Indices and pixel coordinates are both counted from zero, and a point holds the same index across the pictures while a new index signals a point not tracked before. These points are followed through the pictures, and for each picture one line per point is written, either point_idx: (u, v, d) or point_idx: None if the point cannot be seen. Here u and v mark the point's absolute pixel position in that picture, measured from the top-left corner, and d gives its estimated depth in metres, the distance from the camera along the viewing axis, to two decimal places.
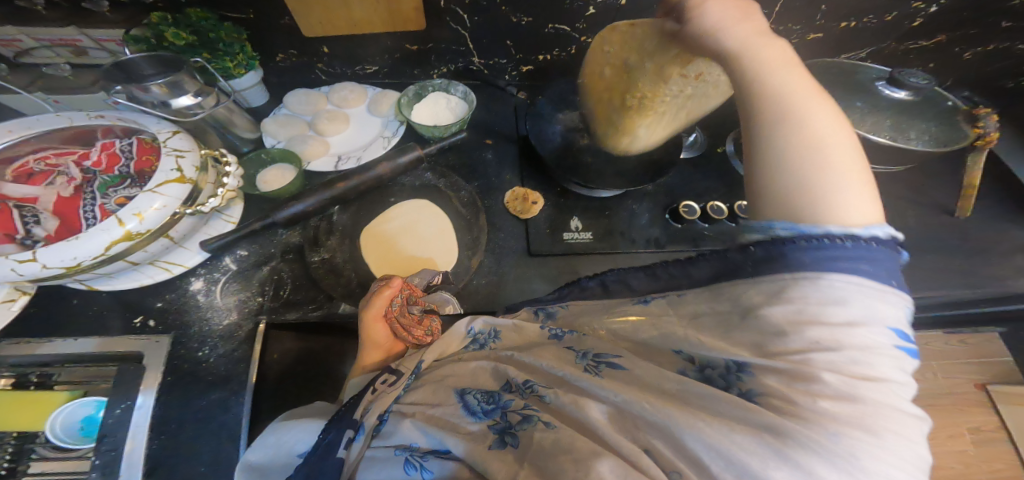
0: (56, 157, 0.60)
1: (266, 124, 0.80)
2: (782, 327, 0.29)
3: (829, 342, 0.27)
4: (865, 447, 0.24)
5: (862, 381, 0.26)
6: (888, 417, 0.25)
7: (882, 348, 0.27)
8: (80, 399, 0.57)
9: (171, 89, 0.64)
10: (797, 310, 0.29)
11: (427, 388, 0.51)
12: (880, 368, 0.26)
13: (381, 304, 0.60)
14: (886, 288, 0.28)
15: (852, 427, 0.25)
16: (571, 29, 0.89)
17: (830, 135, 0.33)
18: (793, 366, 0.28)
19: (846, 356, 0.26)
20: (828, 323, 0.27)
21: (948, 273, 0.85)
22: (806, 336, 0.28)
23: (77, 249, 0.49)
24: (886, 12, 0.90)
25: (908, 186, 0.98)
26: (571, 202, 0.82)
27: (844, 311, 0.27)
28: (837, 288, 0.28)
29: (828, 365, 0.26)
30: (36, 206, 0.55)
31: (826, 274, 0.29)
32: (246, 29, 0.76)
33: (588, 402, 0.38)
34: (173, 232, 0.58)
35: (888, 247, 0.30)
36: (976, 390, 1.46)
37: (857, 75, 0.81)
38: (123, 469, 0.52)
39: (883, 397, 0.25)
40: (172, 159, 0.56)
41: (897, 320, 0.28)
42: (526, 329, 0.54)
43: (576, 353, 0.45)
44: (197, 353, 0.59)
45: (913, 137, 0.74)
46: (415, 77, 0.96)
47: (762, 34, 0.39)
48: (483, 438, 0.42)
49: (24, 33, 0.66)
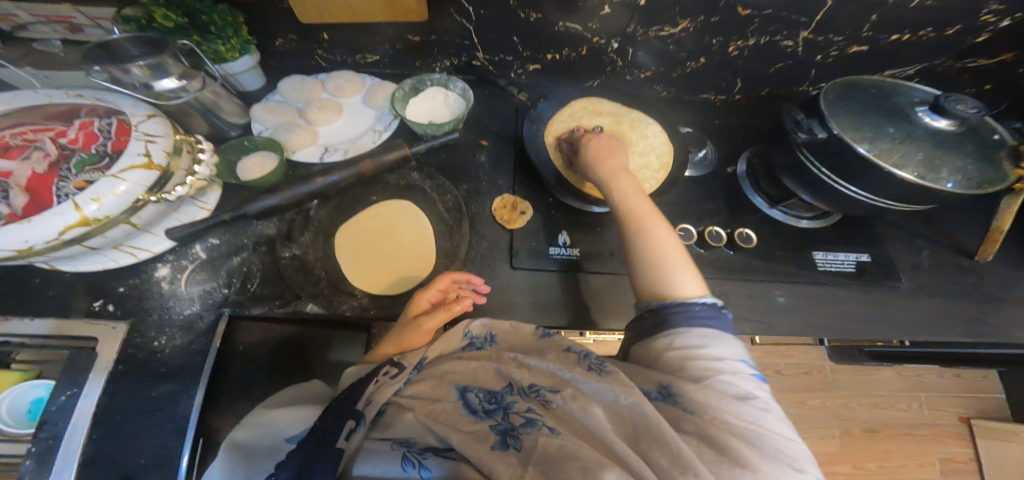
0: (33, 132, 0.55)
1: (255, 109, 0.78)
2: (687, 365, 0.45)
3: (714, 370, 0.44)
4: (764, 440, 0.38)
5: (737, 394, 0.42)
6: (765, 419, 0.40)
7: (744, 373, 0.44)
8: (30, 382, 0.62)
9: (153, 71, 0.62)
10: (686, 351, 0.46)
11: (429, 383, 0.54)
12: (747, 387, 0.43)
13: (440, 318, 0.60)
14: (724, 335, 0.48)
15: (750, 430, 0.39)
16: (583, 29, 0.83)
17: (668, 244, 0.58)
18: (704, 389, 0.42)
19: (728, 377, 0.43)
20: (706, 359, 0.45)
21: (952, 320, 0.80)
22: (696, 365, 0.45)
23: (28, 233, 0.48)
24: (946, 25, 0.81)
25: (929, 222, 0.91)
26: (562, 215, 0.78)
27: (711, 353, 0.46)
28: (700, 338, 0.47)
29: (720, 380, 0.43)
30: (8, 181, 0.51)
31: (693, 330, 0.48)
32: (241, 11, 0.72)
33: (593, 408, 0.44)
34: (136, 218, 0.57)
35: (716, 312, 0.51)
36: (959, 422, 1.41)
37: (894, 97, 0.73)
38: (58, 456, 0.53)
39: (760, 408, 0.41)
40: (141, 144, 0.55)
41: (738, 354, 0.46)
42: (518, 330, 0.60)
43: (580, 355, 0.53)
44: (151, 343, 0.60)
45: (943, 175, 0.63)
46: (416, 68, 0.92)
47: (624, 177, 0.68)
48: (486, 438, 0.45)
49: (18, 9, 0.64)
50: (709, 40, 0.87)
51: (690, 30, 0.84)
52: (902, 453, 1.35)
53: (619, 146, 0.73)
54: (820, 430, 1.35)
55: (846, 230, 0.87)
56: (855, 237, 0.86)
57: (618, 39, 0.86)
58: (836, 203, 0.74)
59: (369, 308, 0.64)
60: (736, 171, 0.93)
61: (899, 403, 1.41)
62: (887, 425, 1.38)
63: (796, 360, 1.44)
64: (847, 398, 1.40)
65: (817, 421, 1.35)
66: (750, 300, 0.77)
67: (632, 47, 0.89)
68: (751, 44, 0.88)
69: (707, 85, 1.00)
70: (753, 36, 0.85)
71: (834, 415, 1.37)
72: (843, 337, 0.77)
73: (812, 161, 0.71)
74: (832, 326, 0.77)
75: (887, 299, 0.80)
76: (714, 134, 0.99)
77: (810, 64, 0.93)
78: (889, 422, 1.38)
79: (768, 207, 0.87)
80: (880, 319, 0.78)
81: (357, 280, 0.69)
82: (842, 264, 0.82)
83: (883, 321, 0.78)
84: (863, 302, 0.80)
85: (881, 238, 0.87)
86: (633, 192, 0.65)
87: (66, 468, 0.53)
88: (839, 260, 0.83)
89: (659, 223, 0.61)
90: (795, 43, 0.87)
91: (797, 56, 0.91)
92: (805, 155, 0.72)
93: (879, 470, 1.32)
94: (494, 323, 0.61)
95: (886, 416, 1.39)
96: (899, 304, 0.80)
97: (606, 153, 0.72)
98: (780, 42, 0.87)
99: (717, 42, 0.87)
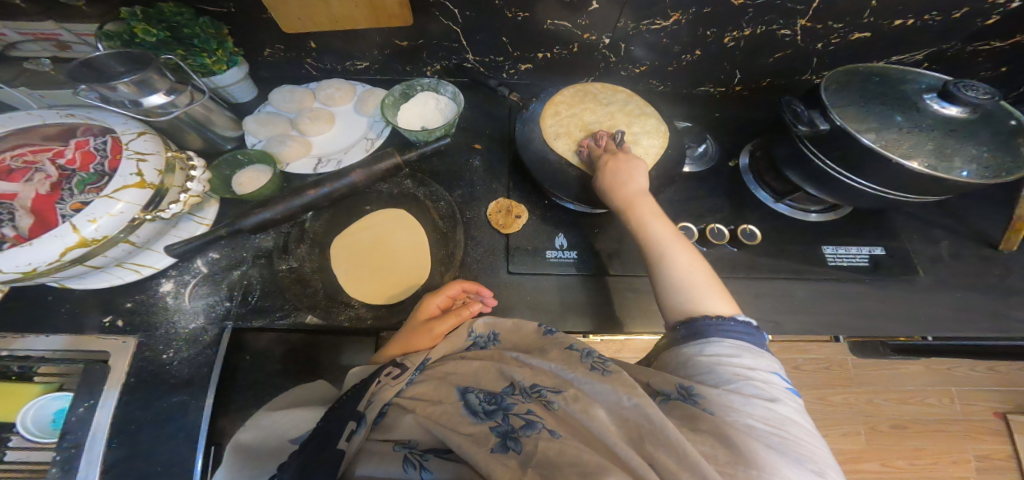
0: (33, 154, 0.56)
1: (246, 123, 0.79)
2: (711, 369, 0.43)
3: (742, 376, 0.42)
4: (790, 446, 0.36)
5: (769, 401, 0.39)
6: (792, 427, 0.38)
7: (775, 383, 0.42)
8: (51, 394, 0.64)
9: (140, 88, 0.63)
10: (715, 357, 0.44)
11: (432, 385, 0.54)
12: (778, 395, 0.40)
13: (450, 322, 0.60)
14: (762, 350, 0.45)
15: (776, 434, 0.37)
16: (573, 26, 0.82)
17: (697, 277, 0.52)
18: (730, 394, 0.40)
19: (757, 383, 0.41)
20: (739, 366, 0.42)
21: (977, 315, 0.76)
22: (722, 370, 0.42)
23: (30, 256, 0.49)
24: (953, 7, 0.77)
25: (947, 213, 0.87)
26: (557, 217, 0.78)
27: (742, 361, 0.43)
28: (732, 347, 0.44)
29: (747, 386, 0.41)
30: (12, 203, 0.52)
31: (723, 338, 0.45)
32: (224, 23, 0.73)
33: (594, 409, 0.43)
34: (134, 237, 0.59)
35: (755, 328, 0.47)
36: (993, 418, 1.35)
37: (900, 84, 0.69)
38: (82, 466, 0.56)
39: (786, 413, 0.39)
40: (133, 163, 0.56)
41: (775, 368, 0.44)
42: (523, 328, 0.60)
43: (582, 353, 0.52)
44: (161, 356, 0.62)
45: (958, 163, 0.60)
46: (407, 73, 0.92)
47: (648, 192, 0.63)
48: (485, 441, 0.44)
49: (5, 27, 0.66)
50: (703, 31, 0.84)
51: (682, 22, 0.81)
52: (932, 450, 1.30)
53: (641, 163, 0.67)
54: (843, 427, 1.31)
55: (858, 223, 0.84)
56: (866, 229, 0.83)
57: (609, 35, 0.85)
58: (842, 194, 0.71)
59: (365, 318, 0.65)
60: (739, 165, 0.90)
61: (926, 398, 1.36)
62: (914, 421, 1.33)
63: (814, 356, 1.41)
64: (871, 393, 1.36)
65: (839, 418, 1.32)
66: (758, 299, 0.75)
67: (624, 42, 0.87)
68: (747, 35, 0.85)
69: (705, 79, 0.98)
70: (749, 25, 0.82)
71: (856, 411, 1.33)
72: (860, 335, 0.74)
73: (817, 154, 0.67)
74: (847, 324, 0.74)
75: (904, 294, 0.77)
76: (714, 127, 0.97)
77: (811, 53, 0.90)
78: (916, 418, 1.33)
79: (773, 201, 0.85)
80: (897, 315, 0.76)
81: (351, 291, 0.69)
82: (855, 258, 0.80)
83: (901, 316, 0.76)
84: (880, 299, 0.77)
85: (895, 230, 0.84)
86: (663, 218, 0.59)
87: (90, 475, 0.55)
88: (851, 254, 0.80)
89: (689, 253, 0.55)
90: (793, 31, 0.84)
91: (797, 45, 0.87)
92: (808, 148, 0.69)
93: (909, 468, 1.27)
94: (497, 321, 0.61)
95: (913, 412, 1.34)
96: (917, 299, 0.77)
97: (626, 171, 0.66)
98: (776, 31, 0.84)
99: (711, 33, 0.84)
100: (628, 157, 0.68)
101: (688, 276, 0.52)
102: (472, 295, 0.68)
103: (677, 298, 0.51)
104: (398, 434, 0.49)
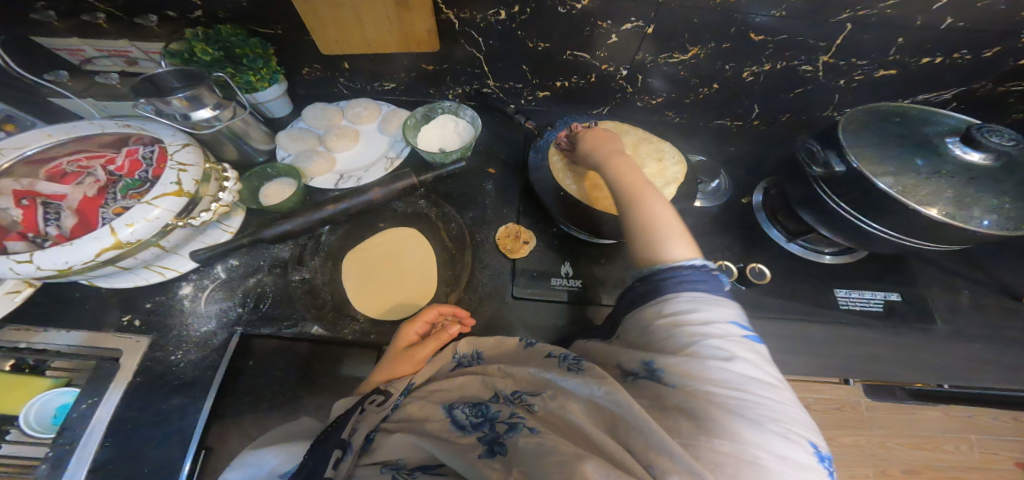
0: (88, 159, 0.61)
1: (279, 137, 0.84)
2: (673, 333, 0.43)
3: (700, 335, 0.41)
4: (750, 405, 0.36)
5: (728, 359, 0.39)
6: (752, 383, 0.37)
7: (734, 336, 0.41)
8: (59, 389, 0.66)
9: (191, 102, 0.67)
10: (673, 317, 0.44)
11: (417, 404, 0.53)
12: (737, 350, 0.39)
13: (431, 347, 0.62)
14: (718, 297, 0.45)
15: (740, 396, 0.36)
16: (592, 57, 0.84)
17: (661, 217, 0.54)
18: (688, 358, 0.40)
19: (715, 341, 0.40)
20: (692, 324, 0.42)
21: (997, 367, 0.73)
22: (680, 332, 0.42)
23: (69, 255, 0.53)
24: (983, 48, 0.76)
25: (970, 260, 0.85)
26: (565, 245, 0.78)
27: (701, 318, 0.42)
28: (688, 304, 0.44)
29: (704, 346, 0.40)
30: (62, 204, 0.57)
31: (676, 296, 0.45)
32: (272, 44, 0.78)
33: (571, 403, 0.44)
34: (164, 241, 0.62)
35: (709, 273, 0.47)
36: (1014, 468, 1.28)
37: (922, 127, 0.68)
38: (71, 463, 0.57)
39: (746, 369, 0.38)
40: (173, 173, 0.60)
41: (732, 316, 0.43)
42: (505, 343, 0.61)
43: (559, 359, 0.53)
44: (170, 357, 0.65)
45: (976, 213, 0.59)
46: (430, 96, 0.96)
47: (619, 157, 0.65)
48: (472, 450, 0.43)
49: (86, 44, 0.72)
50: (722, 65, 0.85)
51: (702, 57, 0.82)
52: None
53: (615, 135, 0.72)
54: (851, 470, 1.24)
55: (873, 266, 0.82)
56: (882, 274, 0.81)
57: (626, 66, 0.86)
58: (858, 239, 0.70)
59: (369, 332, 0.68)
60: (753, 201, 0.90)
61: (945, 445, 1.28)
62: (928, 466, 1.26)
63: (826, 395, 1.34)
64: (883, 436, 1.29)
65: (850, 460, 1.25)
66: (765, 339, 0.74)
67: (642, 74, 0.88)
68: (767, 70, 0.85)
69: (722, 111, 0.98)
70: (770, 61, 0.83)
71: (867, 454, 1.27)
72: (870, 380, 0.72)
73: (832, 196, 0.67)
74: (855, 368, 0.72)
75: (920, 343, 0.75)
76: (728, 162, 0.97)
77: (833, 89, 0.89)
78: (930, 464, 1.27)
79: (786, 241, 0.84)
80: (908, 364, 0.73)
81: (359, 307, 0.71)
82: (868, 303, 0.78)
83: (914, 365, 0.73)
84: (892, 346, 0.74)
85: (912, 276, 0.81)
86: (634, 175, 0.61)
87: (77, 473, 0.57)
88: (865, 298, 0.78)
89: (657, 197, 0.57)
90: (814, 68, 0.84)
91: (818, 81, 0.87)
92: (822, 189, 0.69)
93: None
94: (479, 340, 0.62)
95: (928, 458, 1.27)
96: (933, 349, 0.74)
97: (600, 141, 0.70)
98: (798, 67, 0.84)
99: (730, 67, 0.85)
100: (600, 132, 0.72)
101: (654, 218, 0.54)
102: (450, 317, 0.69)
103: (646, 241, 0.53)
104: (387, 455, 0.46)
